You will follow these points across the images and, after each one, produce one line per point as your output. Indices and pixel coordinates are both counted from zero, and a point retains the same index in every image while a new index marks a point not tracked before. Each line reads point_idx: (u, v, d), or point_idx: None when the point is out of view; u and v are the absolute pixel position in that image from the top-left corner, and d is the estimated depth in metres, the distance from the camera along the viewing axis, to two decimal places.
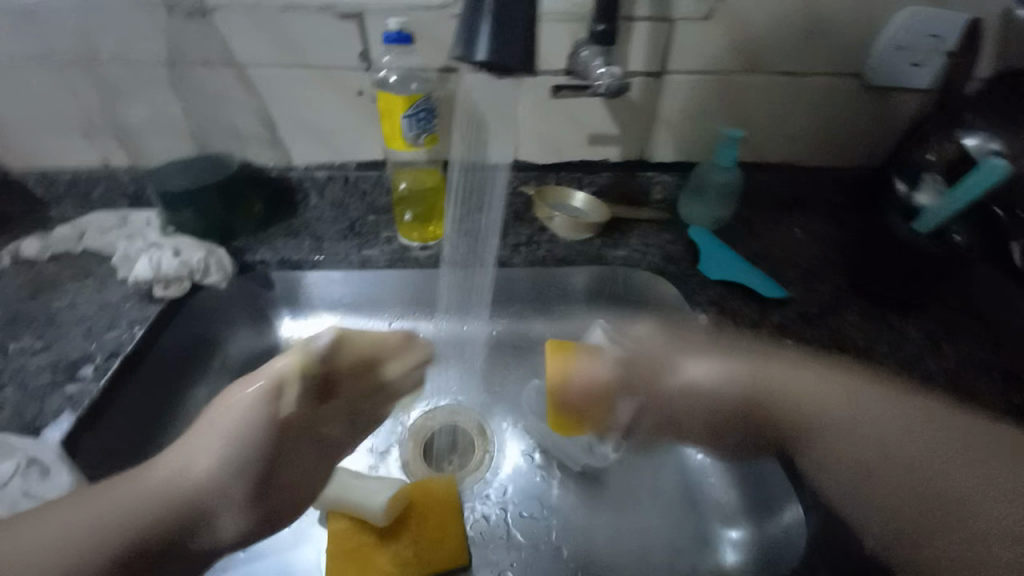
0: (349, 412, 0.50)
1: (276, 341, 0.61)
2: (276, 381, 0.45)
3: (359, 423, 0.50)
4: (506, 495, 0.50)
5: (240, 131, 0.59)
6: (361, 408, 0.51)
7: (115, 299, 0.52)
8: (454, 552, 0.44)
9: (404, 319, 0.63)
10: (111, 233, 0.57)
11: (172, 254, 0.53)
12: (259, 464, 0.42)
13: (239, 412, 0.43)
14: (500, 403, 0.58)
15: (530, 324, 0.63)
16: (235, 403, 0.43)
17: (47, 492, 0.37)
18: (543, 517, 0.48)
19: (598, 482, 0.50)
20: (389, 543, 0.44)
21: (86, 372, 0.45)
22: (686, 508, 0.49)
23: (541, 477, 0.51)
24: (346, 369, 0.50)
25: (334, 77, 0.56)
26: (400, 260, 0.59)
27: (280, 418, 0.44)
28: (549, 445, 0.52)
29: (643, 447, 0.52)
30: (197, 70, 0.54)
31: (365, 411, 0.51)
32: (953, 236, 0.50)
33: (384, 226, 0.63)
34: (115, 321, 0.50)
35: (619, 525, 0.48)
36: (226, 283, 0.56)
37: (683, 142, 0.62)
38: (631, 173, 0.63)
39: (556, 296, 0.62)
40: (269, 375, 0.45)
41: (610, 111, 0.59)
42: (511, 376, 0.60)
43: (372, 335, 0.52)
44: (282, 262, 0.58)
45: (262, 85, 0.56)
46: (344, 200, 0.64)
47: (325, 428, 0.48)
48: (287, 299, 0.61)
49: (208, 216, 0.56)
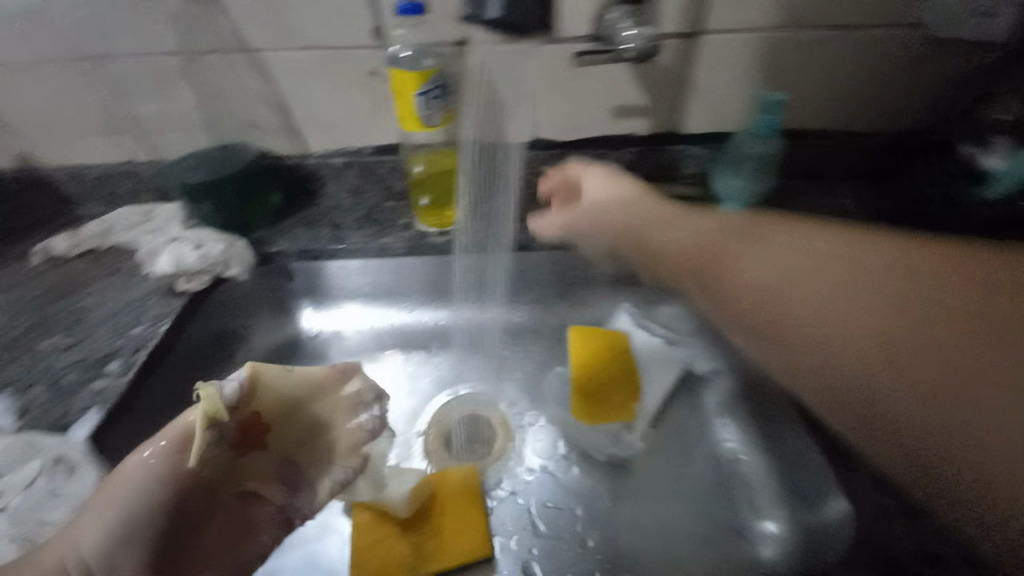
0: (281, 466, 0.36)
1: (299, 330, 0.62)
2: (187, 433, 0.34)
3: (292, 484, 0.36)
4: (527, 485, 0.48)
5: (254, 120, 0.58)
6: (296, 464, 0.36)
7: (141, 294, 0.53)
8: (475, 545, 0.43)
9: (425, 306, 0.62)
10: (137, 228, 0.59)
11: (192, 248, 0.54)
12: (158, 532, 0.32)
13: (140, 484, 0.32)
14: (523, 392, 0.56)
15: (553, 310, 0.61)
16: (136, 464, 0.33)
17: (73, 491, 0.37)
18: (568, 507, 0.46)
19: (625, 470, 0.48)
20: (411, 534, 0.43)
21: (112, 367, 0.45)
22: (720, 495, 0.46)
23: (563, 465, 0.49)
24: (265, 421, 0.35)
25: (345, 58, 0.54)
26: (417, 247, 0.58)
27: (185, 481, 0.33)
28: (575, 435, 0.50)
29: (674, 429, 0.50)
30: (209, 59, 0.53)
31: (283, 478, 0.35)
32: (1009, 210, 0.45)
33: (402, 213, 0.61)
34: (141, 316, 0.50)
35: (647, 514, 0.45)
36: (247, 275, 0.57)
37: (716, 110, 0.57)
38: (658, 146, 0.59)
39: (580, 280, 0.59)
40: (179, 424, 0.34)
41: (637, 80, 0.55)
42: (534, 364, 0.58)
43: (297, 375, 0.38)
44: (301, 252, 0.58)
45: (273, 71, 0.55)
46: (361, 186, 0.63)
47: (261, 487, 0.35)
48: (308, 290, 0.61)
49: (225, 208, 0.56)
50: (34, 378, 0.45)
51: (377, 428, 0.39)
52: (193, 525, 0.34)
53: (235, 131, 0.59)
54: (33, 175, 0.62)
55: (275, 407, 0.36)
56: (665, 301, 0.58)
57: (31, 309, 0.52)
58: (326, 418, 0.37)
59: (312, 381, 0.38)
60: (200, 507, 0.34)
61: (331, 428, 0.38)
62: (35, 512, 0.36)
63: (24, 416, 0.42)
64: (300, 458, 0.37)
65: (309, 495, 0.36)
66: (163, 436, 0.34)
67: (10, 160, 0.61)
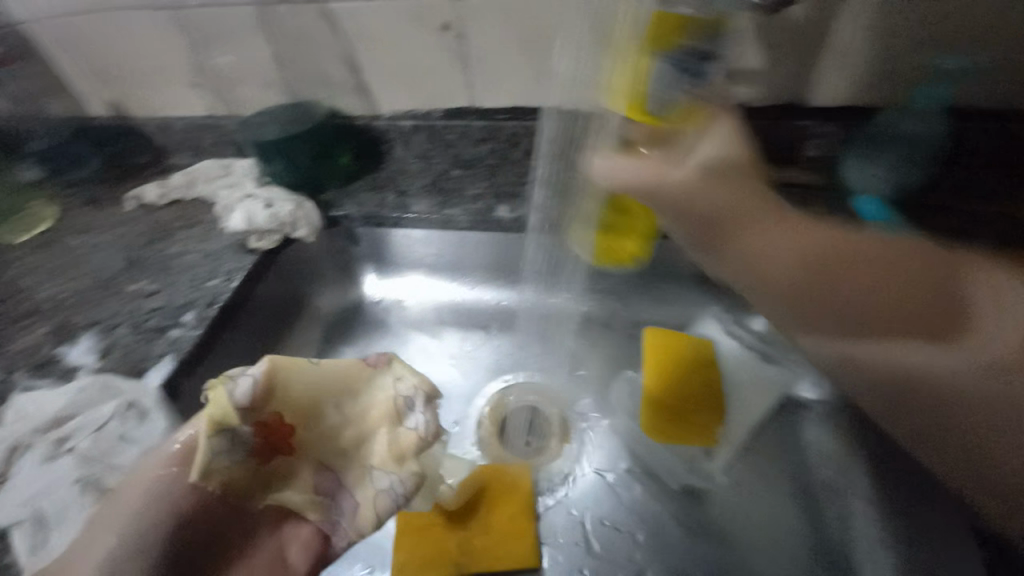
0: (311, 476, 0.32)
1: (361, 297, 0.61)
2: (189, 445, 0.30)
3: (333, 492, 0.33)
4: (583, 496, 0.44)
5: (327, 76, 0.55)
6: (332, 467, 0.33)
7: (216, 249, 0.54)
8: (524, 552, 0.41)
9: (486, 284, 0.58)
10: (216, 182, 0.60)
11: (264, 205, 0.54)
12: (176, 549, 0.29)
13: (147, 493, 0.29)
14: (586, 389, 0.52)
15: (626, 302, 0.55)
16: (150, 468, 0.30)
17: (144, 436, 0.40)
18: (627, 528, 0.42)
19: (697, 499, 0.43)
20: (457, 529, 0.42)
21: (187, 319, 0.47)
22: (817, 558, 0.41)
23: (627, 480, 0.45)
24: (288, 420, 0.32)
25: (418, 9, 0.48)
26: (484, 222, 0.54)
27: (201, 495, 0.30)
28: (643, 452, 0.45)
29: (760, 467, 0.45)
30: (280, 9, 0.50)
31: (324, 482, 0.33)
32: None
33: (469, 184, 0.57)
34: (215, 270, 0.51)
35: (720, 556, 0.41)
36: (314, 238, 0.56)
37: (856, 82, 0.46)
38: (777, 122, 0.49)
39: (661, 273, 0.52)
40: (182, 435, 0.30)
41: (757, 38, 0.45)
42: (599, 360, 0.53)
43: (321, 366, 0.34)
44: (367, 218, 0.56)
45: (344, 23, 0.51)
46: (429, 152, 0.58)
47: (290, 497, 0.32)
48: (372, 256, 0.60)
49: (296, 168, 0.55)
50: (121, 319, 0.47)
51: (426, 434, 0.35)
52: (209, 554, 0.30)
53: (308, 88, 0.57)
54: (123, 125, 0.63)
55: (297, 406, 0.32)
56: None
57: (121, 254, 0.54)
58: (370, 419, 0.34)
59: (339, 375, 0.34)
60: (211, 533, 0.30)
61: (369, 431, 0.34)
62: (107, 455, 0.39)
63: (110, 355, 0.44)
64: (336, 464, 0.33)
65: (342, 510, 0.32)
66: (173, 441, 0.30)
67: (108, 108, 0.63)
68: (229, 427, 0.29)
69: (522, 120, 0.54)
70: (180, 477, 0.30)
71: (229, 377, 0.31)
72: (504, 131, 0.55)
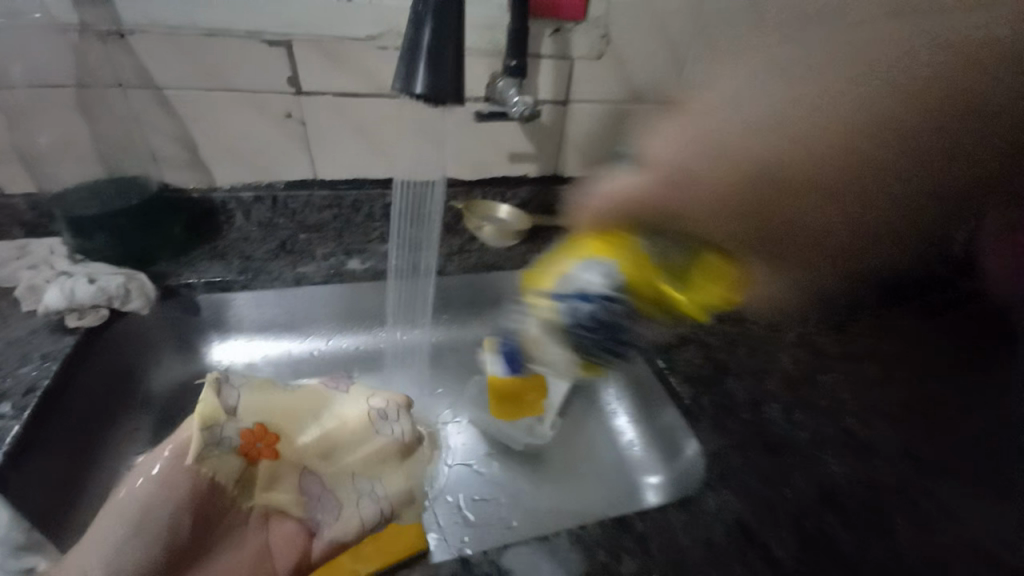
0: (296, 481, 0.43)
1: (205, 366, 0.60)
2: (186, 450, 0.38)
3: (331, 491, 0.44)
4: (454, 483, 0.54)
5: (159, 153, 0.58)
6: (320, 469, 0.45)
7: (22, 334, 0.49)
8: (414, 540, 0.45)
9: (341, 333, 0.64)
10: (10, 264, 0.54)
11: (86, 280, 0.50)
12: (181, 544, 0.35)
13: (143, 501, 0.35)
14: (445, 402, 0.62)
15: (467, 328, 0.68)
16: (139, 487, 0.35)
17: None
18: (491, 496, 0.53)
19: (536, 457, 0.56)
20: (346, 542, 0.43)
21: (1, 408, 0.42)
22: (616, 466, 0.56)
23: (486, 459, 0.56)
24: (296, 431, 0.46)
25: (261, 100, 0.57)
26: (336, 276, 0.61)
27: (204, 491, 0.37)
28: (494, 430, 0.57)
29: (571, 418, 0.59)
30: (113, 92, 0.53)
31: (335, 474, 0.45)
32: None
33: (318, 245, 0.64)
34: (25, 356, 0.47)
35: (559, 491, 0.54)
36: (147, 310, 0.53)
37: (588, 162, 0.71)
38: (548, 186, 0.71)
39: (489, 300, 0.68)
40: (177, 441, 0.38)
41: (525, 133, 0.67)
42: (452, 376, 0.64)
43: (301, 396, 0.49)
44: (210, 284, 0.57)
45: (183, 108, 0.56)
46: (273, 220, 0.64)
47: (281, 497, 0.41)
48: (217, 323, 0.60)
49: (124, 242, 0.54)
50: None
51: (402, 434, 0.50)
52: (189, 554, 0.35)
53: (136, 165, 0.58)
54: None
55: (294, 418, 0.47)
56: None
57: None
58: (356, 428, 0.48)
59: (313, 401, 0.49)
60: (199, 530, 0.36)
61: (366, 439, 0.48)
62: None
63: None
64: (316, 468, 0.45)
65: (332, 502, 0.43)
66: (170, 444, 0.38)
67: None
68: (217, 424, 0.40)
69: (360, 189, 0.65)
70: (176, 467, 0.36)
71: (221, 382, 0.44)
72: (346, 199, 0.65)
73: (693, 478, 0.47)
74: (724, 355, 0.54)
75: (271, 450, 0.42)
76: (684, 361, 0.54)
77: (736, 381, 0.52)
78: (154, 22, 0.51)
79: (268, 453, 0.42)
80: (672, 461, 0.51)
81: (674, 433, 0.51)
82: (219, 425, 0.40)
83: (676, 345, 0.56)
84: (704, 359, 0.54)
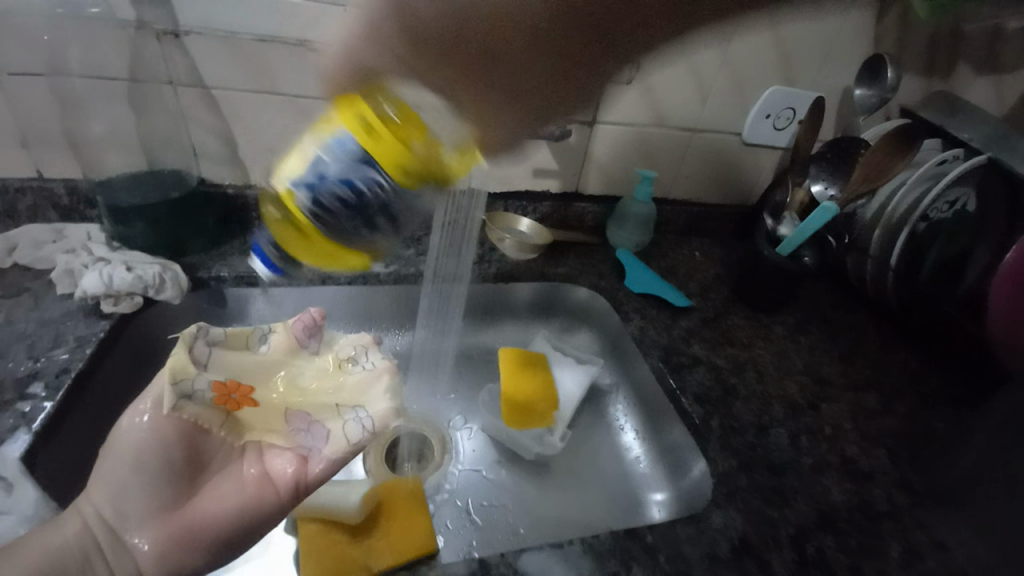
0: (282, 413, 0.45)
1: None
2: (158, 400, 0.41)
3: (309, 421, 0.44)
4: (465, 487, 0.55)
5: (198, 149, 0.60)
6: (294, 403, 0.46)
7: (56, 316, 0.50)
8: (421, 542, 0.46)
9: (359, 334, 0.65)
10: (46, 248, 0.55)
11: (124, 269, 0.52)
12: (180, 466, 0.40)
13: (138, 442, 0.39)
14: (456, 407, 0.63)
15: (481, 336, 0.69)
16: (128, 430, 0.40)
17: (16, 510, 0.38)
18: (500, 502, 0.54)
19: (545, 468, 0.57)
20: (362, 538, 0.46)
21: (37, 390, 0.43)
22: (621, 479, 0.57)
23: (497, 468, 0.57)
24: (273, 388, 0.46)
25: (300, 104, 0.59)
26: (361, 278, 0.63)
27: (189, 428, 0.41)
28: (505, 438, 0.58)
29: (581, 431, 0.61)
30: (161, 89, 0.56)
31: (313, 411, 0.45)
32: (803, 257, 0.64)
33: None
34: (61, 337, 0.48)
35: (564, 502, 0.55)
36: (180, 299, 0.54)
37: (609, 181, 0.74)
38: (567, 203, 0.73)
39: (504, 310, 0.70)
40: (154, 389, 0.41)
41: (551, 150, 0.69)
42: (465, 383, 0.65)
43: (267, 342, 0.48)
44: (239, 278, 0.59)
45: (227, 108, 0.58)
46: None
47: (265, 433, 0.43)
48: (240, 316, 0.61)
49: (160, 233, 0.56)
50: None
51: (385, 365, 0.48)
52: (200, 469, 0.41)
53: (176, 159, 0.60)
54: None
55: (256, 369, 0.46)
56: (575, 329, 0.70)
57: None
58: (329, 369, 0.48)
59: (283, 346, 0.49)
60: (198, 452, 0.42)
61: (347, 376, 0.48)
62: None
63: None
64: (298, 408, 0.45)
65: (319, 430, 0.44)
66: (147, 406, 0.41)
67: None
68: (189, 375, 0.40)
69: None
70: (159, 415, 0.40)
71: (197, 332, 0.44)
72: None
73: (701, 494, 0.48)
74: (733, 380, 0.57)
75: (249, 398, 0.44)
76: (696, 381, 0.56)
77: (744, 405, 0.54)
78: (208, 24, 0.53)
79: (245, 403, 0.43)
80: (679, 478, 0.53)
81: (680, 452, 0.53)
82: (189, 379, 0.40)
83: (686, 366, 0.58)
84: (714, 381, 0.56)
